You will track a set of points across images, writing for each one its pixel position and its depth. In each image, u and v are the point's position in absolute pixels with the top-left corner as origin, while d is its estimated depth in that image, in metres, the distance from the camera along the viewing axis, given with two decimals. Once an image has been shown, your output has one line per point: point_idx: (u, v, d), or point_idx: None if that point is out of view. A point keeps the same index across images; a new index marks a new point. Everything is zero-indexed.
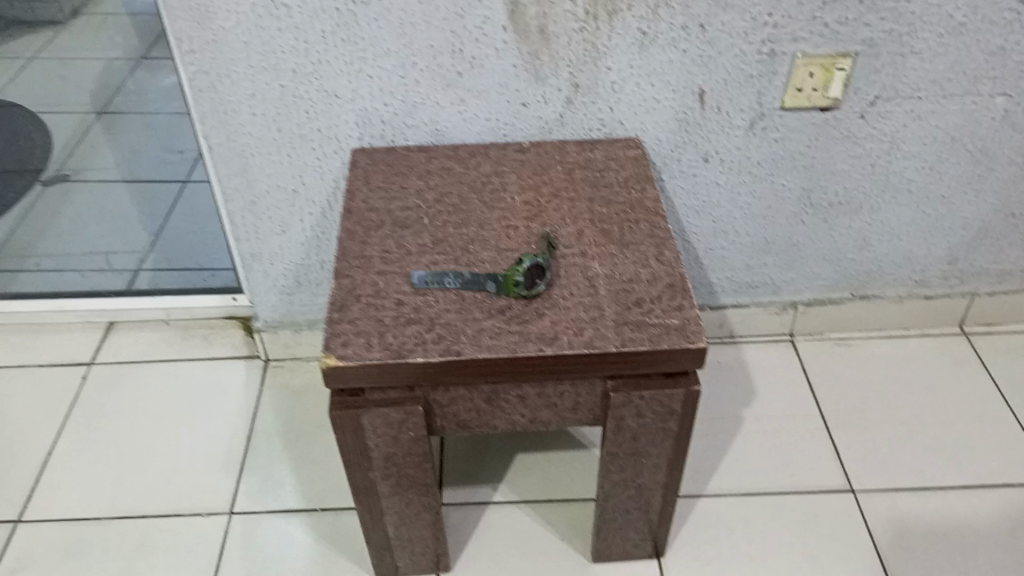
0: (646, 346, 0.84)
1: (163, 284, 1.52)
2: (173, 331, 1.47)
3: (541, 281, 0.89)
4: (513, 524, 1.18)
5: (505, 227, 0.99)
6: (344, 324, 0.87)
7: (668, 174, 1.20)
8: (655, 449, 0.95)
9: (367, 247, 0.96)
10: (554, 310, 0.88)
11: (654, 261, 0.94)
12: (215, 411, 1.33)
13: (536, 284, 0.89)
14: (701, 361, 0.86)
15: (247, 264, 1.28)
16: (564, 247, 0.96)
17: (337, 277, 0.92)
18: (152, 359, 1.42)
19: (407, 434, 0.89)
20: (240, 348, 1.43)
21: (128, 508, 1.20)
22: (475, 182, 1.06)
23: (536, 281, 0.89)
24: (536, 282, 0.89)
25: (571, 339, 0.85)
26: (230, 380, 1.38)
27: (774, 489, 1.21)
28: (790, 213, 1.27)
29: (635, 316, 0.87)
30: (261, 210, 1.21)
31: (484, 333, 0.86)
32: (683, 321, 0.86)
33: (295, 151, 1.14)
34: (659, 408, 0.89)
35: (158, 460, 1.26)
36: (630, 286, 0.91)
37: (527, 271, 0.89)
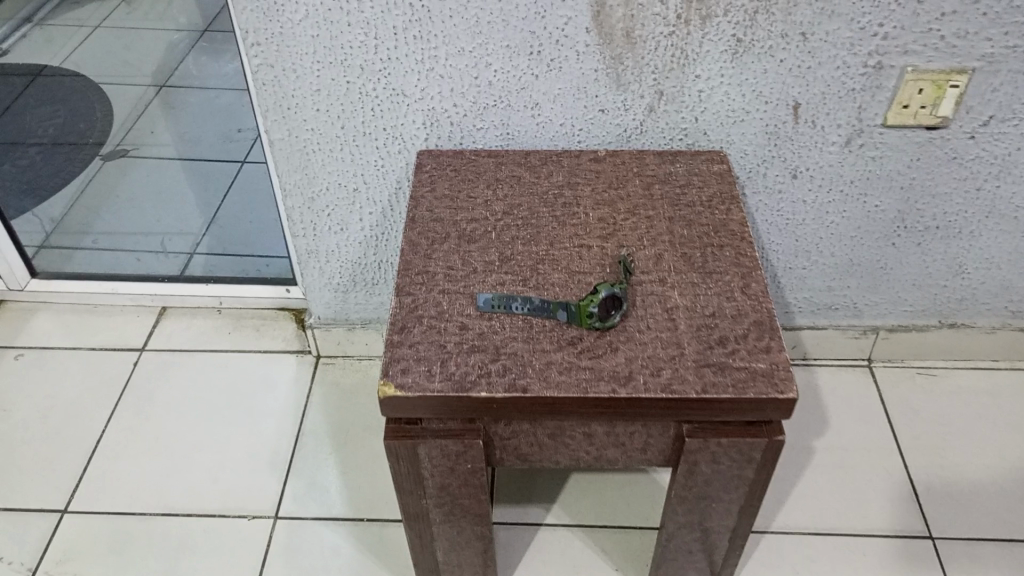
0: (729, 393, 0.77)
1: (217, 271, 1.49)
2: (225, 321, 1.44)
3: (616, 313, 0.83)
4: (566, 549, 1.12)
5: (577, 246, 0.92)
6: (405, 348, 0.82)
7: (751, 189, 1.12)
8: (729, 494, 0.88)
9: (431, 261, 0.91)
10: (629, 345, 0.81)
11: (738, 294, 0.87)
12: (264, 408, 1.30)
13: (610, 316, 0.82)
14: (788, 412, 0.79)
15: (303, 260, 1.24)
16: (641, 273, 0.89)
17: (398, 294, 0.87)
18: (203, 349, 1.39)
19: (464, 466, 0.84)
20: (292, 342, 1.40)
21: (174, 504, 1.18)
22: (546, 193, 1.00)
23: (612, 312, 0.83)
24: (611, 313, 0.82)
25: (647, 381, 0.78)
26: (280, 375, 1.35)
27: (845, 531, 1.14)
28: (881, 235, 1.17)
29: (717, 357, 0.80)
30: (320, 207, 1.16)
31: (553, 367, 0.80)
32: (771, 367, 0.79)
33: (359, 149, 1.09)
34: (737, 455, 0.83)
35: (207, 456, 1.24)
36: (713, 322, 0.84)
37: (602, 302, 0.82)
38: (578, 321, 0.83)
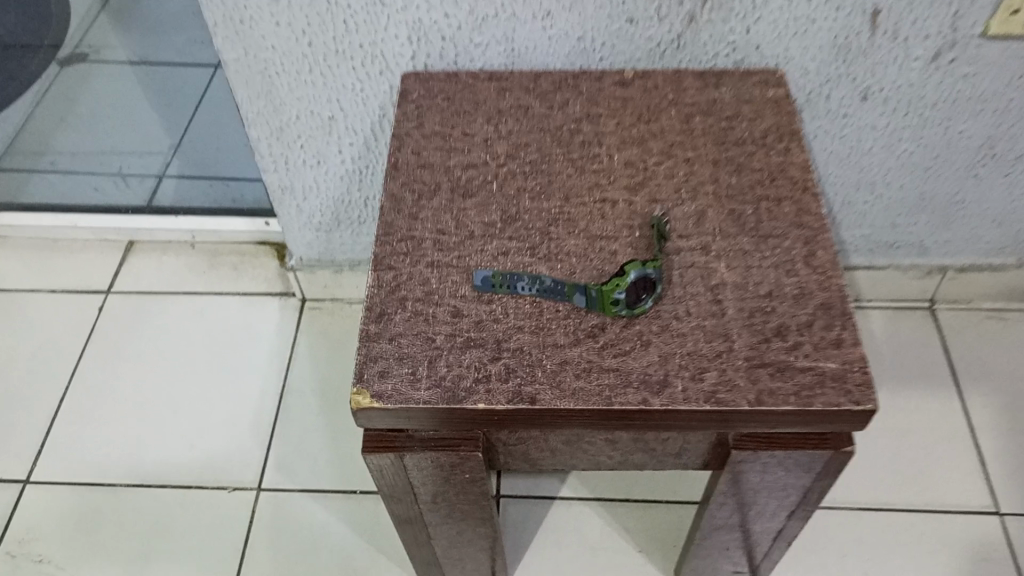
0: (791, 405, 0.62)
1: (189, 201, 1.32)
2: (198, 258, 1.28)
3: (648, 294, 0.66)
4: (583, 528, 1.00)
5: (599, 201, 0.75)
6: (384, 343, 0.66)
7: (810, 114, 0.92)
8: (778, 500, 0.74)
9: (418, 223, 0.73)
10: (664, 338, 0.65)
11: (801, 266, 0.69)
12: (244, 360, 1.16)
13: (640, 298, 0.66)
14: (861, 423, 0.63)
15: (278, 197, 1.06)
16: (678, 238, 0.72)
17: (377, 267, 0.71)
18: (175, 290, 1.24)
19: (461, 475, 0.70)
20: (274, 282, 1.24)
21: (144, 475, 1.06)
22: (560, 129, 0.81)
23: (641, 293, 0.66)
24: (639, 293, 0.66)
25: (686, 387, 0.62)
26: (261, 322, 1.20)
27: (900, 507, 1.01)
28: (961, 165, 0.98)
29: (775, 354, 0.64)
30: (291, 137, 0.98)
31: (569, 368, 0.64)
32: (843, 368, 0.63)
33: (332, 70, 0.90)
34: (792, 466, 0.68)
35: (182, 417, 1.11)
36: (768, 305, 0.67)
37: (631, 285, 0.66)
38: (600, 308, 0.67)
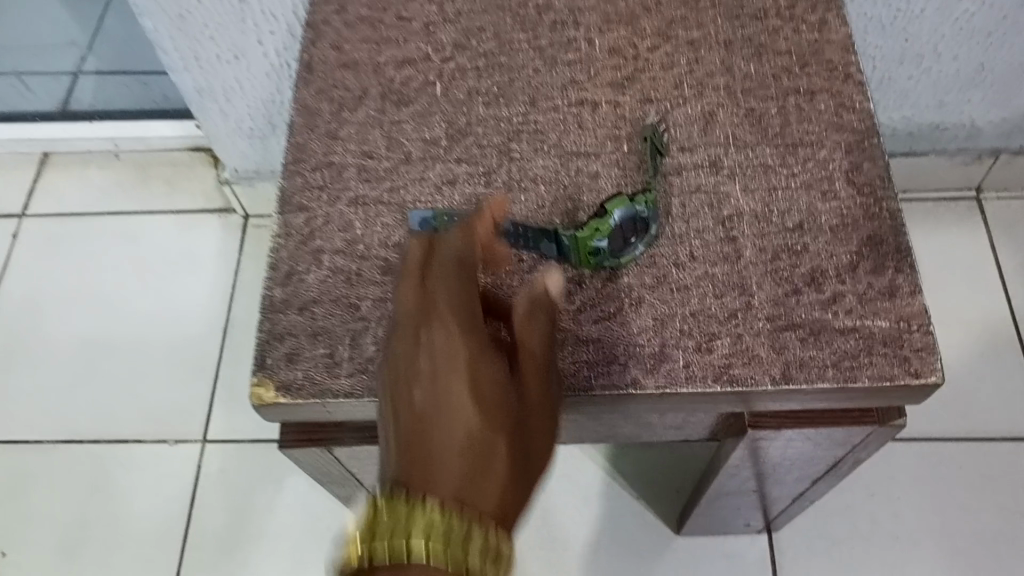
0: (828, 381, 0.46)
1: (108, 102, 1.13)
2: (125, 170, 1.10)
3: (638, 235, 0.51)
4: (573, 475, 0.88)
5: (575, 104, 0.57)
6: (293, 313, 0.50)
7: None
8: (804, 470, 0.60)
9: (338, 144, 0.56)
10: (660, 295, 0.49)
11: (841, 185, 0.53)
12: (183, 291, 1.02)
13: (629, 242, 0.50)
14: (919, 397, 0.48)
15: (196, 101, 0.88)
16: (679, 152, 0.54)
17: (284, 209, 0.54)
18: (100, 211, 1.08)
19: None
20: (211, 196, 1.07)
21: (76, 430, 0.93)
22: (525, 5, 0.62)
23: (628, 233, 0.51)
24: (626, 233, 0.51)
25: (690, 362, 0.47)
26: (200, 245, 1.05)
27: (938, 437, 0.88)
28: None
29: (807, 312, 0.48)
30: (195, 26, 0.78)
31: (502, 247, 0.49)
32: (897, 328, 0.48)
33: None
34: (826, 441, 0.54)
35: (116, 361, 0.98)
36: (799, 241, 0.51)
37: (616, 230, 0.51)
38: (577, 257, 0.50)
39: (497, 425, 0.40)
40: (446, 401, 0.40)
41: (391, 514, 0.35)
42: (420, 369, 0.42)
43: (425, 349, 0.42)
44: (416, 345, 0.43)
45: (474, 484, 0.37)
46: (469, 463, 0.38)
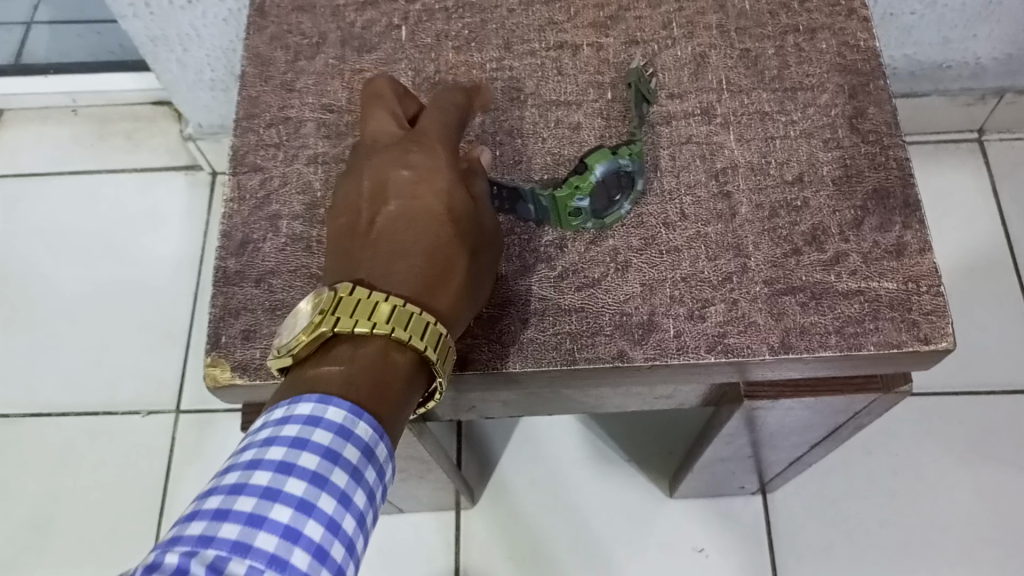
0: (831, 350, 0.43)
1: (63, 54, 1.06)
2: (84, 126, 1.04)
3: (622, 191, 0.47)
4: (561, 437, 0.85)
5: (553, 48, 0.52)
6: (249, 285, 0.46)
7: None
8: (802, 436, 0.57)
9: (294, 96, 0.51)
10: (647, 258, 0.45)
11: (845, 132, 0.48)
12: (150, 253, 0.97)
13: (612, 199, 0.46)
14: (928, 364, 0.44)
15: (149, 51, 0.82)
16: (668, 99, 0.50)
17: (237, 169, 0.49)
18: (59, 171, 1.02)
19: None
20: (176, 153, 1.02)
21: (43, 401, 0.90)
22: None
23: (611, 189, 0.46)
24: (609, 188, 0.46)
25: (681, 332, 0.43)
26: (167, 204, 1.00)
27: (938, 389, 0.85)
28: None
29: (808, 274, 0.44)
30: None
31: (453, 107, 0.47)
32: (905, 290, 0.44)
33: None
34: (826, 409, 0.50)
35: (82, 328, 0.93)
36: (800, 197, 0.46)
37: (600, 185, 0.46)
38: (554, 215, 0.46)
39: (464, 240, 0.41)
40: (420, 211, 0.41)
41: (353, 296, 0.37)
42: (396, 182, 0.42)
43: (405, 165, 0.42)
44: (397, 159, 0.43)
45: (435, 292, 0.39)
46: (434, 272, 0.39)
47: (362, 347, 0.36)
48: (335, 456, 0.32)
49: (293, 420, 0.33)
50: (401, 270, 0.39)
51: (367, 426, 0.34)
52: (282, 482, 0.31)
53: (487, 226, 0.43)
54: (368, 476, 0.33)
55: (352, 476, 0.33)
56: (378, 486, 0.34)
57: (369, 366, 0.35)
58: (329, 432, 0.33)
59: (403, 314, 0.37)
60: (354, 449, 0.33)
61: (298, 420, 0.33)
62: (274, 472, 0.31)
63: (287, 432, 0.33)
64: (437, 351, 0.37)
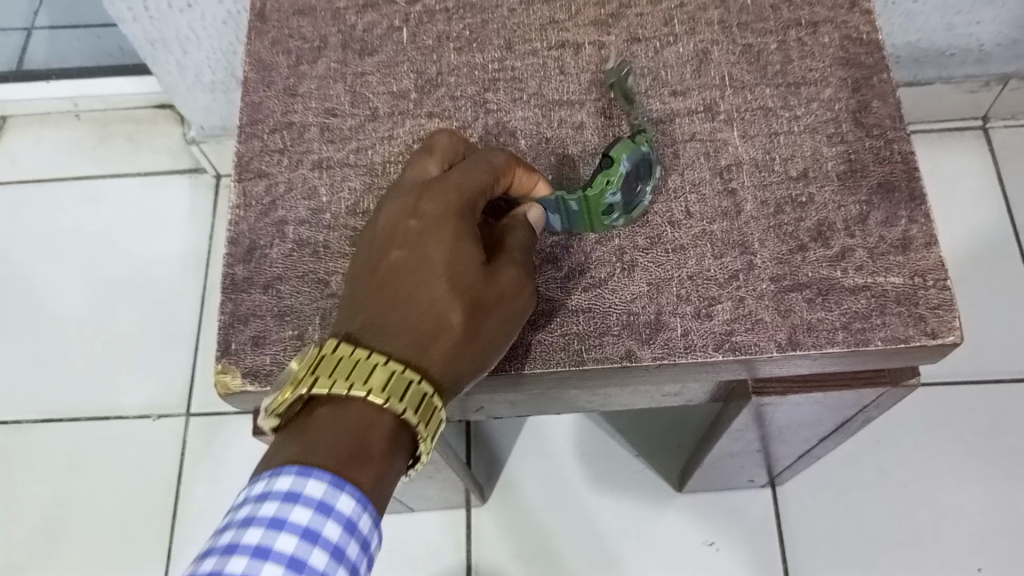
0: (838, 345, 0.43)
1: (63, 58, 1.06)
2: (87, 130, 1.04)
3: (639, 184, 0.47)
4: (569, 434, 0.85)
5: (555, 47, 0.52)
6: (257, 291, 0.46)
7: None
8: (811, 430, 0.57)
9: (297, 101, 0.51)
10: (654, 257, 0.45)
11: (848, 127, 0.48)
12: (155, 255, 0.97)
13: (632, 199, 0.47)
14: (935, 357, 0.44)
15: (150, 53, 0.81)
16: (672, 96, 0.50)
17: (242, 176, 0.49)
18: (62, 175, 1.02)
19: None
20: (178, 154, 1.02)
21: (52, 405, 0.90)
22: None
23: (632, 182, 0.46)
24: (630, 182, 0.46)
25: (688, 330, 0.43)
26: (170, 207, 1.00)
27: (946, 379, 0.85)
28: None
29: (814, 270, 0.44)
30: None
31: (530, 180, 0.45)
32: (912, 284, 0.44)
33: None
34: (835, 404, 0.50)
35: (89, 332, 0.94)
36: (805, 193, 0.46)
37: (626, 180, 0.46)
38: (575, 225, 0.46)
39: (463, 295, 0.39)
40: (420, 260, 0.39)
41: (335, 354, 0.37)
42: (405, 229, 0.41)
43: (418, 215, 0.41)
44: (410, 207, 0.41)
45: (427, 351, 0.38)
46: (423, 332, 0.38)
47: (344, 409, 0.36)
48: (315, 534, 0.33)
49: (274, 496, 0.33)
50: (395, 326, 0.38)
51: (349, 500, 0.34)
52: (259, 568, 0.31)
53: (497, 283, 0.40)
54: (351, 551, 0.34)
55: (332, 554, 0.33)
56: (363, 559, 0.35)
57: (345, 429, 0.36)
58: (309, 508, 0.33)
59: (382, 373, 0.36)
60: (335, 525, 0.33)
61: (264, 520, 0.33)
62: (251, 556, 0.32)
63: (267, 510, 0.33)
64: (418, 412, 0.36)
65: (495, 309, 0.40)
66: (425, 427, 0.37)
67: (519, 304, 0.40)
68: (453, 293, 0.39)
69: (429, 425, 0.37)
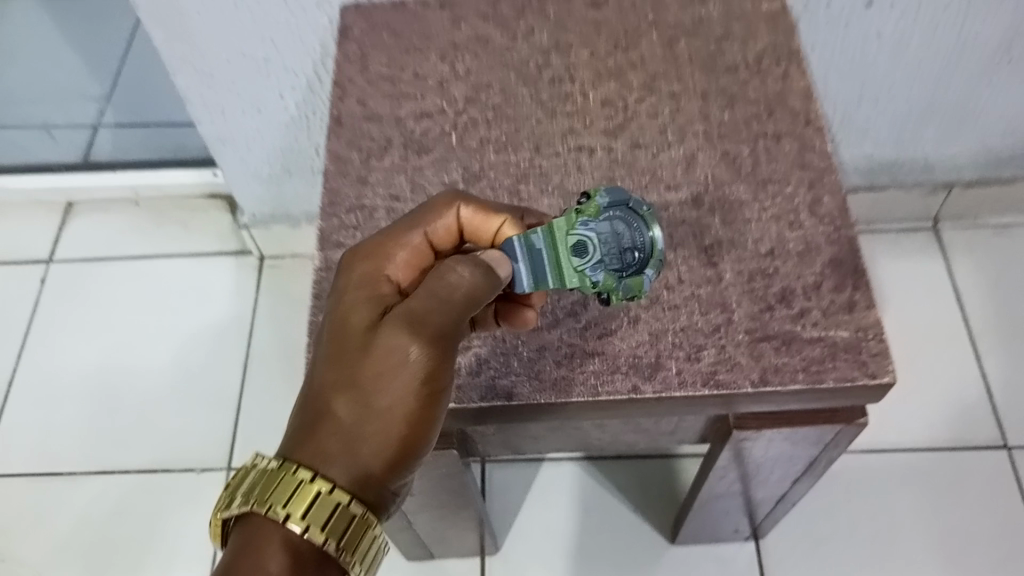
0: (799, 383, 0.54)
1: (127, 153, 1.20)
2: (145, 216, 1.17)
3: (638, 240, 0.52)
4: (573, 490, 0.95)
5: (573, 150, 0.65)
6: None
7: (809, 26, 0.81)
8: (784, 471, 0.68)
9: (367, 188, 0.64)
10: (654, 313, 0.57)
11: (805, 215, 0.61)
12: (201, 326, 1.08)
13: (624, 259, 0.52)
14: (877, 396, 0.56)
15: (218, 149, 0.95)
16: (667, 190, 0.63)
17: (323, 246, 0.61)
18: (119, 254, 1.14)
19: (436, 470, 0.63)
20: (226, 240, 1.14)
21: (104, 460, 0.99)
22: (525, 64, 0.70)
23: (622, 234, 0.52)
24: (615, 226, 0.52)
25: (681, 370, 0.55)
26: (217, 284, 1.11)
27: (909, 446, 0.96)
28: (974, 71, 0.87)
29: (780, 325, 0.56)
30: (222, 84, 0.86)
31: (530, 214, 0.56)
32: (856, 336, 0.55)
33: (259, 6, 0.77)
34: (801, 441, 0.61)
35: (140, 393, 1.04)
36: (772, 266, 0.59)
37: (597, 241, 0.52)
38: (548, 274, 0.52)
39: (344, 377, 0.45)
40: (321, 345, 0.47)
41: (242, 481, 0.45)
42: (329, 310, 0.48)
43: (336, 298, 0.48)
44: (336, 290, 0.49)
45: (315, 436, 0.45)
46: (312, 418, 0.45)
47: (251, 523, 0.44)
48: None
49: None
50: (301, 411, 0.46)
51: None
52: None
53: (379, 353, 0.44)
54: None
55: None
56: None
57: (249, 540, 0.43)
58: None
59: (268, 486, 0.44)
60: None
61: None
62: None
63: None
64: (300, 511, 0.43)
65: (374, 387, 0.45)
66: (310, 521, 0.43)
67: (402, 372, 0.44)
68: (336, 377, 0.45)
69: (317, 520, 0.43)
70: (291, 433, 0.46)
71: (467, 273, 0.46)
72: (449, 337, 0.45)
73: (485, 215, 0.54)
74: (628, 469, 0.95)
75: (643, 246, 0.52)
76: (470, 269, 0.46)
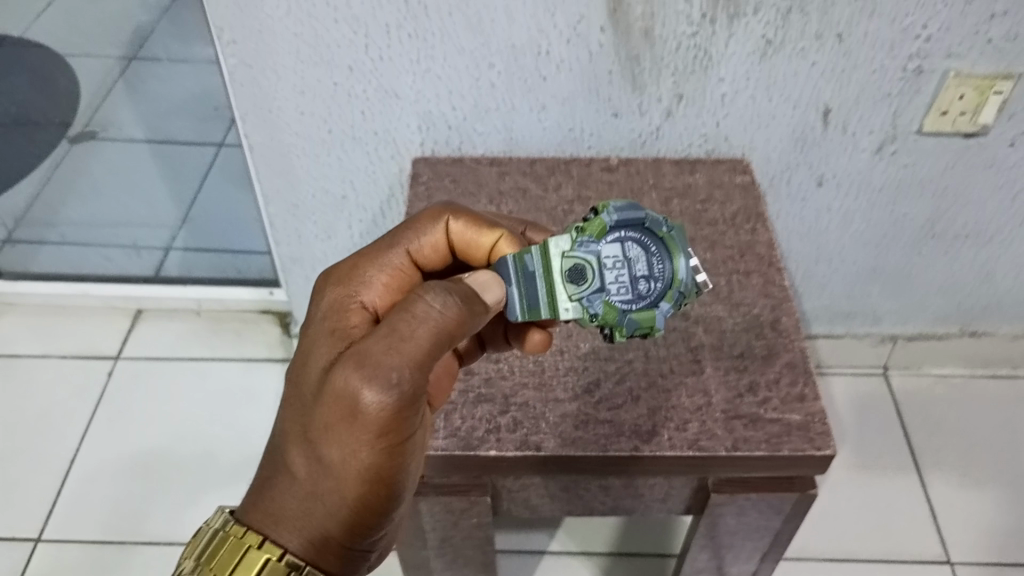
0: (763, 450, 0.70)
1: (194, 272, 1.39)
2: (204, 326, 1.35)
3: (657, 269, 0.64)
4: None
5: None
6: None
7: (773, 197, 1.03)
8: (753, 545, 0.82)
9: None
10: (651, 394, 0.74)
11: (769, 330, 0.79)
12: (247, 420, 1.23)
13: (638, 287, 0.63)
14: (823, 467, 0.72)
15: (287, 267, 1.14)
16: None
17: None
18: (179, 356, 1.30)
19: (468, 520, 0.77)
20: (275, 349, 1.31)
21: (152, 531, 1.11)
22: (555, 209, 0.91)
23: (635, 260, 0.64)
24: (629, 250, 0.64)
25: (672, 436, 0.71)
26: (263, 385, 1.27)
27: (863, 558, 1.10)
28: (907, 242, 1.09)
29: (748, 408, 0.73)
30: (304, 213, 1.06)
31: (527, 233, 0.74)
32: (806, 420, 0.72)
33: (347, 154, 0.98)
34: (765, 509, 0.76)
35: (188, 475, 1.17)
36: (742, 365, 0.76)
37: (608, 266, 0.64)
38: (547, 292, 0.65)
39: (309, 431, 0.55)
40: (298, 397, 0.57)
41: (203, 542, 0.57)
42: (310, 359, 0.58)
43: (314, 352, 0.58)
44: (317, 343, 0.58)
45: (284, 490, 0.57)
46: (285, 473, 0.57)
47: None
48: None
49: None
50: (278, 464, 0.58)
51: None
52: None
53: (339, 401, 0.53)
54: None
55: None
56: None
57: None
58: None
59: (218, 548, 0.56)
60: None
61: None
62: None
63: None
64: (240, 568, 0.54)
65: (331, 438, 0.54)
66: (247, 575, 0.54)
67: (356, 418, 0.53)
68: (303, 431, 0.56)
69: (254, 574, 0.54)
70: (270, 483, 0.58)
71: (427, 319, 0.53)
72: (403, 380, 0.52)
73: (478, 228, 0.68)
74: (619, 565, 1.08)
75: (663, 275, 0.64)
76: (434, 311, 0.54)
